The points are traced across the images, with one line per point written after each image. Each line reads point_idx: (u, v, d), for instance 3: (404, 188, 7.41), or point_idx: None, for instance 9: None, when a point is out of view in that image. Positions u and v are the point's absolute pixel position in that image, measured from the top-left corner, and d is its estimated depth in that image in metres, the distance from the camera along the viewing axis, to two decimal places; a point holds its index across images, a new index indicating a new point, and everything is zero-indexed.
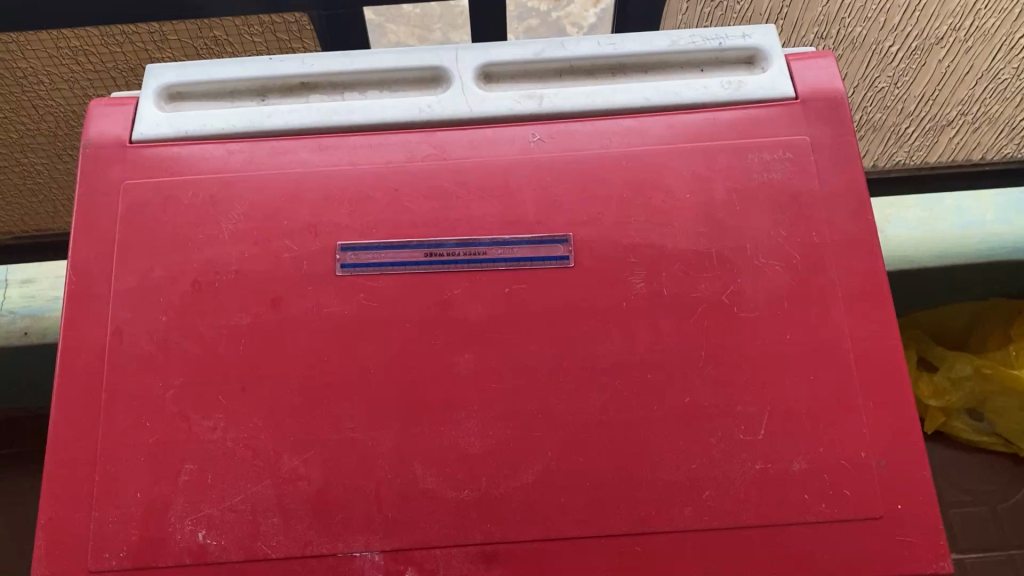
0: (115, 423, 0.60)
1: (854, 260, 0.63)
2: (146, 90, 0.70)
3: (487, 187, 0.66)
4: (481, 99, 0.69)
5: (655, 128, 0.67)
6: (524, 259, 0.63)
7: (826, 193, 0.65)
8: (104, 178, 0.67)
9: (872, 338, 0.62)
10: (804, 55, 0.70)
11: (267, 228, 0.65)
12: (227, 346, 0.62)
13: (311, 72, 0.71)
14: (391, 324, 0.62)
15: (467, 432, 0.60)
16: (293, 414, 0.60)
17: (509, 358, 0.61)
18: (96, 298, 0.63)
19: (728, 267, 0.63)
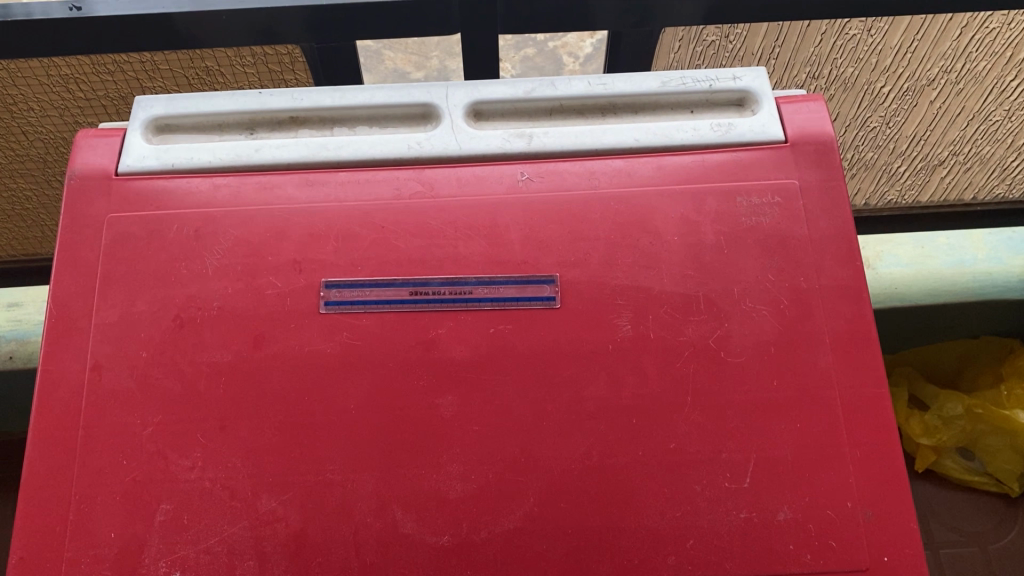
0: (90, 461, 0.59)
1: (842, 306, 0.63)
2: (134, 122, 0.70)
3: (474, 226, 0.65)
4: (470, 138, 0.69)
5: (645, 169, 0.67)
6: (510, 299, 0.63)
7: (814, 238, 0.65)
8: (88, 211, 0.66)
9: (860, 386, 0.61)
10: (795, 98, 0.70)
11: (252, 265, 0.64)
12: (207, 384, 0.61)
13: (301, 106, 0.71)
14: (374, 364, 0.62)
15: (449, 476, 0.59)
16: (272, 454, 0.59)
17: (493, 400, 0.61)
18: (76, 332, 0.63)
19: (715, 311, 0.63)
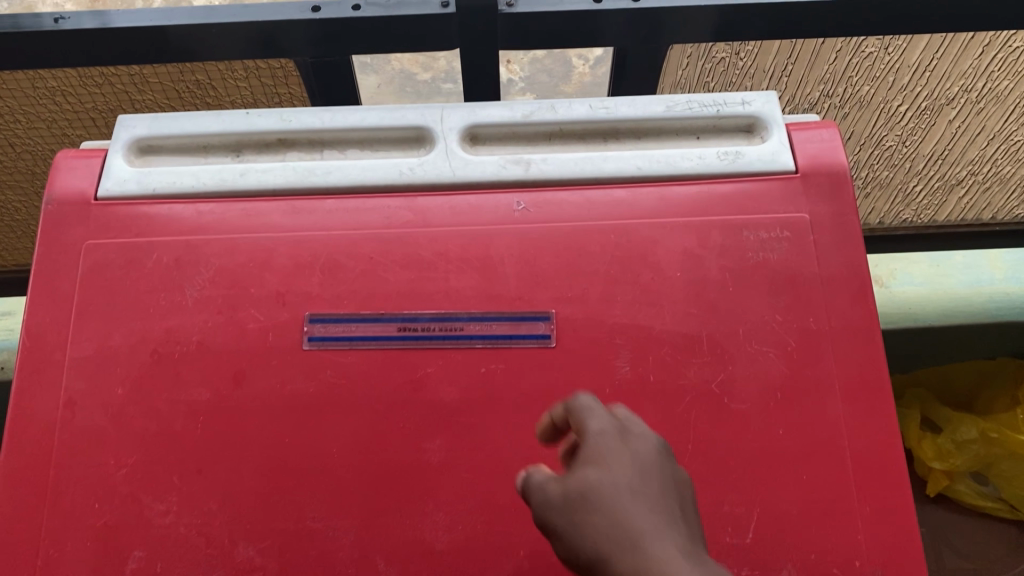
0: (60, 503, 0.57)
1: (852, 349, 0.60)
2: (116, 142, 0.67)
3: (467, 258, 0.62)
4: (465, 164, 0.66)
5: (647, 200, 0.64)
6: (502, 337, 0.60)
7: (824, 276, 0.61)
8: (65, 237, 0.63)
9: (870, 435, 0.58)
10: (807, 125, 0.67)
11: (235, 297, 0.61)
12: (184, 423, 0.58)
13: (290, 128, 0.68)
14: (359, 404, 0.59)
15: (435, 525, 0.56)
16: (250, 500, 0.57)
17: (484, 445, 0.58)
18: (49, 366, 0.60)
19: (718, 352, 0.59)
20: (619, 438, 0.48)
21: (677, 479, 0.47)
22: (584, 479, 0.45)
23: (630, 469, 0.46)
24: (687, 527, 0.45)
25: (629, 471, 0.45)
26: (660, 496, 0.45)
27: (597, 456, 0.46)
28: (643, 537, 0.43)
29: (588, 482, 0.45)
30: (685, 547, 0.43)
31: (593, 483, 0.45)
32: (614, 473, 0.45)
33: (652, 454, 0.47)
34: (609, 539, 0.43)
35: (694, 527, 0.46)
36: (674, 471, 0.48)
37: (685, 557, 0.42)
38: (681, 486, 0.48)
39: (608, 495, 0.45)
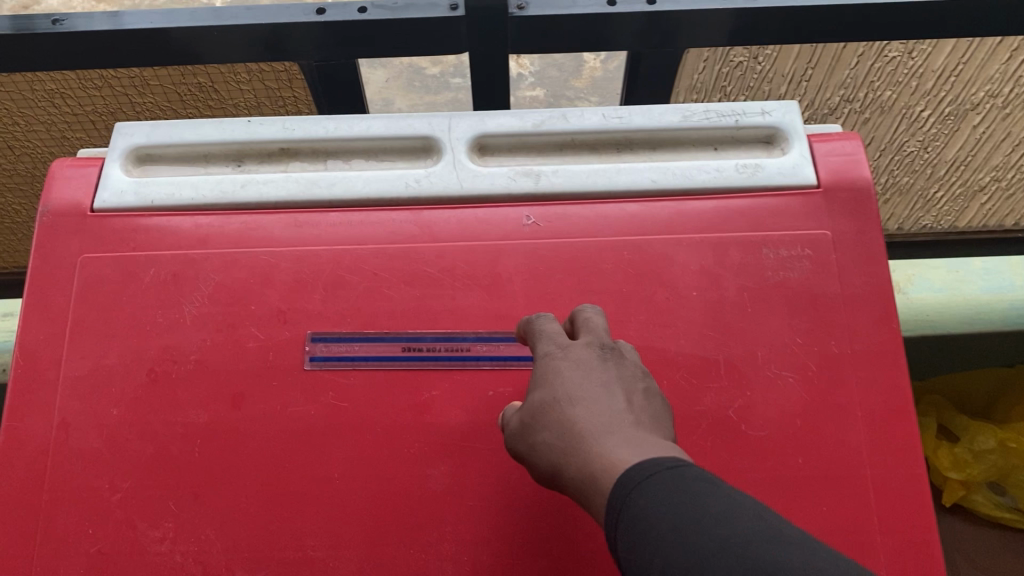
0: (52, 529, 0.55)
1: (874, 374, 0.57)
2: (113, 151, 0.65)
3: (475, 275, 0.60)
4: (473, 176, 0.63)
5: (662, 214, 0.62)
6: (510, 358, 0.59)
7: (846, 297, 0.59)
8: (59, 250, 0.61)
9: (894, 465, 0.55)
10: (830, 136, 0.64)
11: (234, 315, 0.60)
12: (181, 446, 0.56)
13: (292, 138, 0.65)
14: (362, 427, 0.57)
15: (440, 556, 0.54)
16: (248, 527, 0.55)
17: (491, 471, 0.56)
18: (43, 385, 0.58)
19: (735, 376, 0.57)
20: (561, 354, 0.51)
21: (627, 372, 0.50)
22: (533, 402, 0.50)
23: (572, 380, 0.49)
24: (639, 409, 0.47)
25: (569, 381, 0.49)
26: (603, 394, 0.48)
27: (543, 376, 0.51)
28: (583, 437, 0.46)
29: (538, 403, 0.49)
30: (627, 431, 0.45)
31: (540, 404, 0.49)
32: (555, 385, 0.49)
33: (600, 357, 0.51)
34: (558, 448, 0.47)
35: (654, 408, 0.48)
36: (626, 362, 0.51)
37: (622, 445, 0.44)
38: (638, 375, 0.50)
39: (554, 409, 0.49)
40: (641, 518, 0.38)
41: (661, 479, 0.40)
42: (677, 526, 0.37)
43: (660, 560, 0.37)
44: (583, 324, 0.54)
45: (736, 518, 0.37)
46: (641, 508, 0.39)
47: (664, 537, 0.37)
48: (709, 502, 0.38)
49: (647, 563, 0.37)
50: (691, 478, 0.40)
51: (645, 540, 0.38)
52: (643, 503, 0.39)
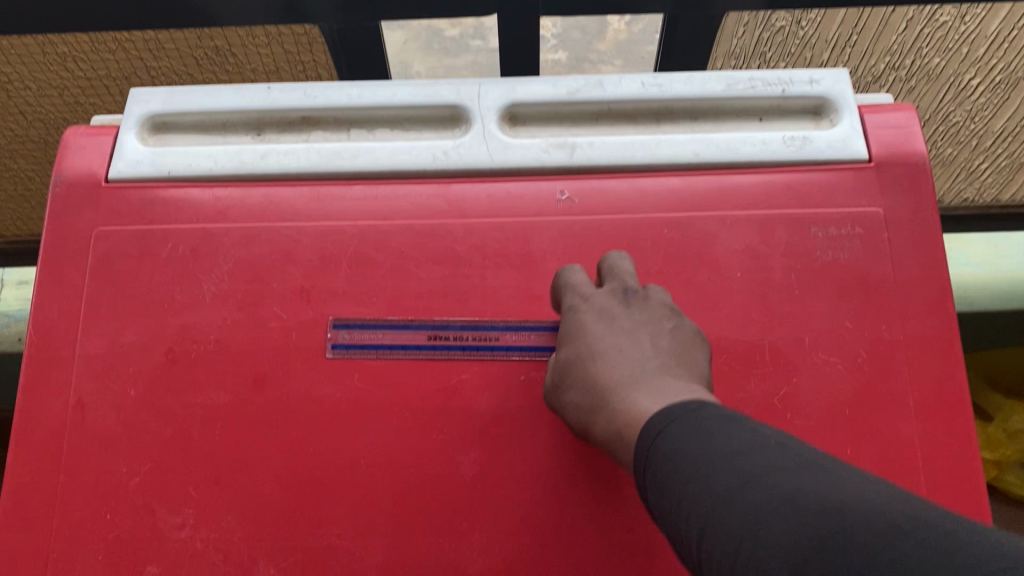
0: (69, 513, 0.53)
1: (927, 361, 0.54)
2: (128, 119, 0.62)
3: (506, 253, 0.58)
4: (504, 147, 0.60)
5: (703, 190, 0.59)
6: (541, 349, 0.56)
7: (897, 279, 0.56)
8: (74, 223, 0.59)
9: (948, 457, 0.53)
10: (881, 107, 0.60)
11: (255, 292, 0.57)
12: (201, 429, 0.54)
13: (314, 105, 0.62)
14: (389, 411, 0.54)
15: (470, 547, 0.52)
16: (272, 515, 0.53)
17: (523, 460, 0.53)
18: (58, 364, 0.56)
19: (780, 362, 0.54)
20: (584, 306, 0.52)
21: (650, 316, 0.51)
22: (560, 360, 0.52)
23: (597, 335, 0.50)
24: (666, 354, 0.49)
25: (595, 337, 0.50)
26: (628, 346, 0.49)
27: (569, 331, 0.52)
28: (610, 391, 0.47)
29: (564, 361, 0.51)
30: (651, 381, 0.47)
31: (566, 360, 0.51)
32: (582, 342, 0.51)
33: (624, 308, 0.52)
34: (584, 405, 0.48)
35: (683, 348, 0.49)
36: (652, 307, 0.52)
37: (644, 393, 0.45)
38: (664, 318, 0.51)
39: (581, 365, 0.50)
40: (668, 463, 0.38)
41: (684, 422, 0.40)
42: (695, 462, 0.37)
43: (685, 501, 0.36)
44: (608, 272, 0.54)
45: (758, 452, 0.36)
46: (667, 452, 0.39)
47: (687, 478, 0.36)
48: (732, 439, 0.37)
49: (674, 506, 0.37)
50: (715, 420, 0.39)
51: (672, 484, 0.37)
52: (670, 449, 0.39)
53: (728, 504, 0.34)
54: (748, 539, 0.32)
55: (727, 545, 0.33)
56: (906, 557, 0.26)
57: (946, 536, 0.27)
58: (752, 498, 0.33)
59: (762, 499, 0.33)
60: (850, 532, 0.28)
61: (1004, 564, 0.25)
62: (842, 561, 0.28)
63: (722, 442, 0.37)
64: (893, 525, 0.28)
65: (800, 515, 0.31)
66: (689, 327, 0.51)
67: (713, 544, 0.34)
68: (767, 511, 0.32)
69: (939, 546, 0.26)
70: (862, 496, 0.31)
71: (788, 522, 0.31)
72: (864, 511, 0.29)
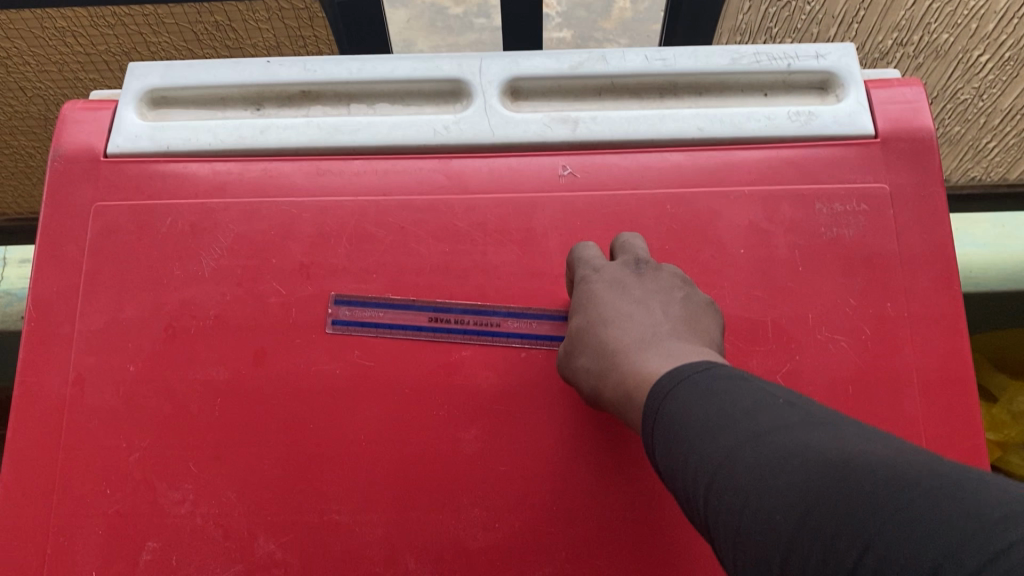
0: (69, 488, 0.53)
1: (932, 339, 0.54)
2: (126, 93, 0.61)
3: (507, 230, 0.57)
4: (506, 122, 0.59)
5: (707, 165, 0.58)
6: (542, 338, 0.55)
7: (903, 256, 0.56)
8: (73, 198, 0.59)
9: (951, 434, 0.52)
10: (888, 83, 0.60)
11: (255, 268, 0.57)
12: (200, 404, 0.54)
13: (314, 80, 0.61)
14: (390, 388, 0.54)
15: (470, 523, 0.52)
16: (272, 490, 0.52)
17: (524, 436, 0.53)
18: (57, 340, 0.56)
19: (784, 340, 0.54)
20: (595, 275, 0.51)
21: (663, 285, 0.50)
22: (571, 329, 0.51)
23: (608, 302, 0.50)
24: (677, 320, 0.48)
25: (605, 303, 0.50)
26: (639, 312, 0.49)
27: (580, 300, 0.52)
28: (620, 355, 0.47)
29: (576, 329, 0.51)
30: (662, 345, 0.46)
31: (577, 329, 0.51)
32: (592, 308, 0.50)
33: (636, 277, 0.51)
34: (594, 370, 0.48)
35: (695, 316, 0.49)
36: (663, 277, 0.51)
37: (655, 357, 0.45)
38: (675, 288, 0.50)
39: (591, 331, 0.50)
40: (675, 422, 0.38)
41: (692, 381, 0.39)
42: (705, 421, 0.36)
43: (693, 459, 0.36)
44: (621, 248, 0.54)
45: (767, 409, 0.35)
46: (674, 412, 0.38)
47: (694, 437, 0.36)
48: (740, 397, 0.37)
49: (682, 464, 0.36)
50: (723, 378, 0.39)
51: (679, 443, 0.37)
52: (679, 408, 0.38)
53: (735, 461, 0.34)
54: (755, 494, 0.32)
55: (734, 502, 0.32)
56: (910, 508, 0.26)
57: (950, 485, 0.26)
58: (761, 455, 0.33)
59: (769, 455, 0.32)
60: (855, 484, 0.28)
61: (1007, 512, 0.24)
62: (847, 513, 0.27)
63: (732, 400, 0.37)
64: (903, 476, 0.28)
65: (806, 470, 0.30)
66: (701, 298, 0.51)
67: (721, 501, 0.33)
68: (773, 466, 0.32)
69: (943, 495, 0.26)
70: (868, 449, 0.30)
71: (794, 476, 0.31)
72: (870, 463, 0.29)
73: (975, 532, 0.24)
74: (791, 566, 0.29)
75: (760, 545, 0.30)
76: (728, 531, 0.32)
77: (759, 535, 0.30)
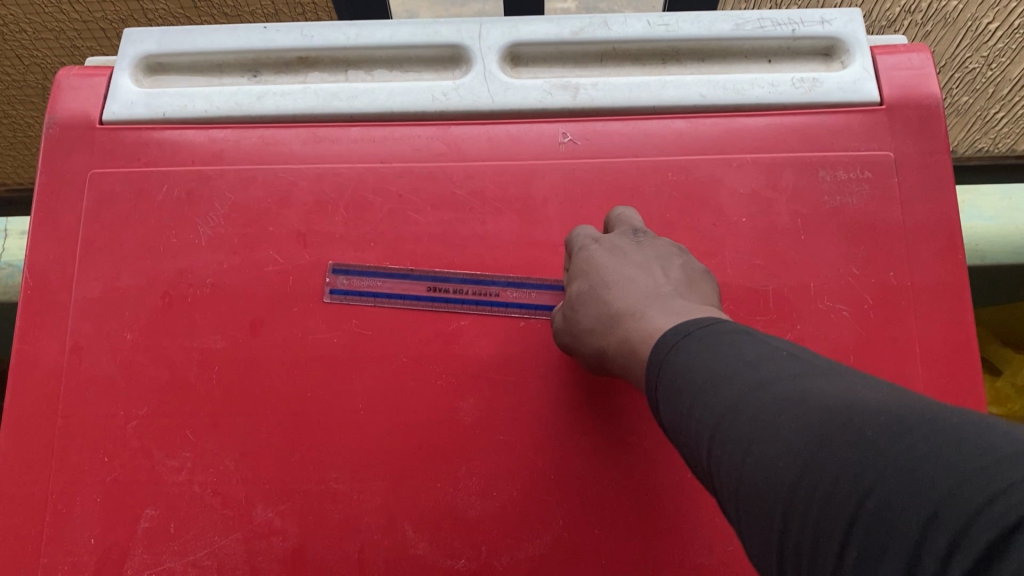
0: (67, 456, 0.53)
1: (936, 308, 0.53)
2: (121, 59, 0.60)
3: (506, 198, 0.56)
4: (505, 88, 0.58)
5: (709, 133, 0.57)
6: (542, 307, 0.55)
7: (907, 224, 0.55)
8: (68, 165, 0.58)
9: (954, 405, 0.52)
10: (895, 48, 0.58)
11: (252, 236, 0.56)
12: (198, 372, 0.54)
13: (311, 45, 0.60)
14: (388, 357, 0.54)
15: (468, 491, 0.51)
16: (270, 458, 0.52)
17: (522, 405, 0.53)
18: (53, 308, 0.55)
19: (785, 309, 0.53)
20: (595, 244, 0.51)
21: (662, 249, 0.50)
22: (571, 294, 0.51)
23: (608, 266, 0.49)
24: (678, 282, 0.47)
25: (605, 269, 0.49)
26: (640, 274, 0.48)
27: (580, 267, 0.51)
28: (623, 316, 0.46)
29: (576, 294, 0.50)
30: (664, 303, 0.45)
31: (578, 294, 0.50)
32: (593, 274, 0.50)
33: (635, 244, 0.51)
34: (598, 331, 0.48)
35: (694, 280, 0.48)
36: (662, 244, 0.51)
37: (656, 315, 0.44)
38: (674, 254, 0.50)
39: (592, 296, 0.49)
40: (677, 377, 0.37)
41: (694, 337, 0.39)
42: (706, 373, 0.36)
43: (696, 412, 0.35)
44: (616, 221, 0.53)
45: (769, 362, 0.35)
46: (677, 367, 0.38)
47: (696, 391, 0.36)
48: (743, 351, 0.36)
49: (686, 418, 0.36)
50: (725, 334, 0.38)
51: (681, 398, 0.36)
52: (681, 362, 0.38)
53: (738, 412, 0.33)
54: (757, 444, 0.31)
55: (735, 452, 0.32)
56: (912, 450, 0.26)
57: (951, 425, 0.26)
58: (763, 404, 0.32)
59: (771, 405, 0.32)
60: (857, 428, 0.28)
61: (1010, 449, 0.24)
62: (850, 457, 0.27)
63: (735, 353, 0.36)
64: (906, 418, 0.27)
65: (808, 418, 0.30)
66: (699, 265, 0.50)
67: (725, 452, 0.33)
68: (775, 415, 0.31)
69: (944, 436, 0.25)
70: (871, 397, 0.30)
71: (796, 424, 0.30)
72: (872, 408, 0.28)
73: (976, 472, 0.24)
74: (794, 513, 0.28)
75: (762, 493, 0.30)
76: (731, 481, 0.32)
77: (762, 484, 0.30)
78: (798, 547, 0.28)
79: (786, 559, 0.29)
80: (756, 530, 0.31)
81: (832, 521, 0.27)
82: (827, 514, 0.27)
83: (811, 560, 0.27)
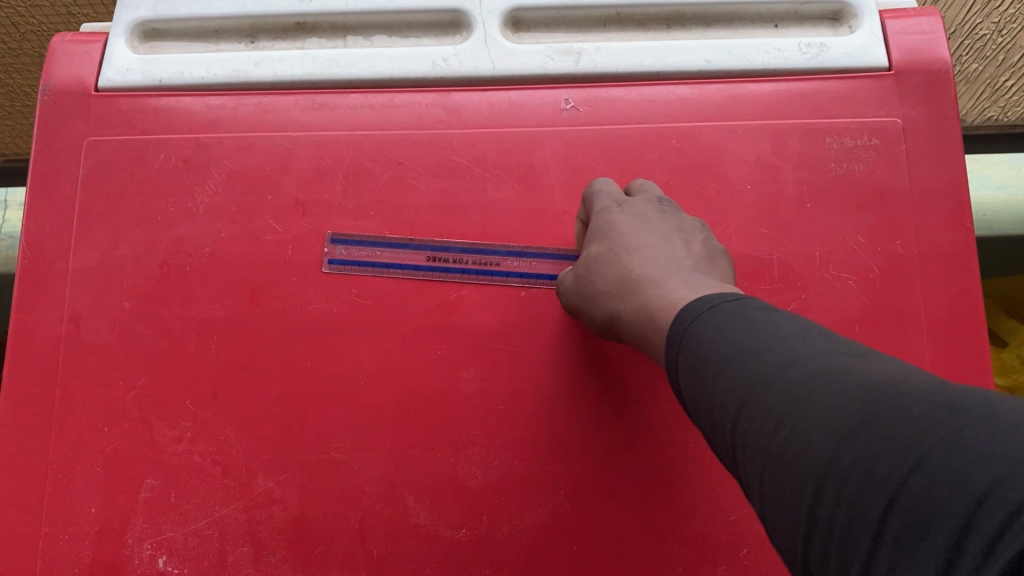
0: (67, 426, 0.53)
1: (942, 276, 0.53)
2: (117, 25, 0.59)
3: (507, 166, 0.56)
4: (507, 54, 0.57)
5: (714, 99, 0.56)
6: (542, 277, 0.55)
7: (915, 192, 0.54)
8: (64, 134, 0.57)
9: (960, 376, 0.51)
10: (905, 12, 0.57)
11: (250, 205, 0.56)
12: (197, 342, 0.53)
13: (308, 10, 0.59)
14: (388, 326, 0.53)
15: (470, 461, 0.51)
16: (270, 428, 0.52)
17: (524, 375, 0.52)
18: (51, 278, 0.55)
19: (790, 279, 0.53)
20: (618, 207, 0.50)
21: (686, 223, 0.49)
22: (589, 255, 0.50)
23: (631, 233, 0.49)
24: (699, 258, 0.47)
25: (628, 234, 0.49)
26: (661, 244, 0.47)
27: (598, 228, 0.50)
28: (642, 284, 0.46)
29: (594, 256, 0.50)
30: (685, 275, 0.45)
31: (596, 256, 0.49)
32: (615, 238, 0.49)
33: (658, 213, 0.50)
34: (614, 295, 0.47)
35: (713, 257, 0.48)
36: (685, 217, 0.50)
37: (678, 286, 0.44)
38: (697, 229, 0.49)
39: (611, 259, 0.49)
40: (701, 348, 0.37)
41: (719, 308, 0.38)
42: (733, 345, 0.35)
43: (722, 382, 0.35)
44: (637, 189, 0.52)
45: (799, 338, 0.34)
46: (701, 337, 0.37)
47: (723, 360, 0.35)
48: (772, 326, 0.36)
49: (708, 388, 0.36)
50: (752, 308, 0.37)
51: (705, 367, 0.36)
52: (704, 332, 0.37)
53: (768, 385, 0.33)
54: (789, 416, 0.31)
55: (764, 424, 0.32)
56: (963, 432, 0.25)
57: (1001, 408, 0.25)
58: (796, 378, 0.32)
59: (804, 379, 0.31)
60: (902, 407, 0.27)
61: None
62: (894, 437, 0.27)
63: (763, 327, 0.36)
64: (953, 399, 0.27)
65: (846, 393, 0.29)
66: (719, 243, 0.50)
67: (751, 424, 0.32)
68: (810, 389, 0.31)
69: (998, 420, 0.25)
70: (911, 377, 0.29)
71: (832, 399, 0.30)
72: (914, 388, 0.28)
73: None
74: (828, 488, 0.28)
75: (792, 466, 0.30)
76: (756, 455, 0.32)
77: (791, 457, 0.30)
78: (830, 524, 0.28)
79: (812, 533, 0.29)
80: (777, 502, 0.30)
81: (873, 498, 0.26)
82: (868, 492, 0.27)
83: (845, 536, 0.27)
